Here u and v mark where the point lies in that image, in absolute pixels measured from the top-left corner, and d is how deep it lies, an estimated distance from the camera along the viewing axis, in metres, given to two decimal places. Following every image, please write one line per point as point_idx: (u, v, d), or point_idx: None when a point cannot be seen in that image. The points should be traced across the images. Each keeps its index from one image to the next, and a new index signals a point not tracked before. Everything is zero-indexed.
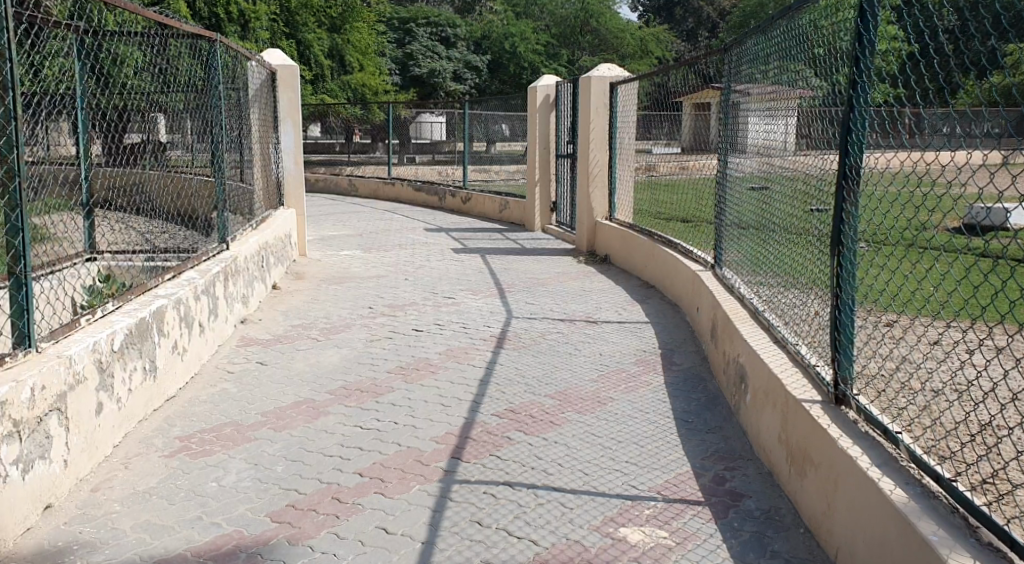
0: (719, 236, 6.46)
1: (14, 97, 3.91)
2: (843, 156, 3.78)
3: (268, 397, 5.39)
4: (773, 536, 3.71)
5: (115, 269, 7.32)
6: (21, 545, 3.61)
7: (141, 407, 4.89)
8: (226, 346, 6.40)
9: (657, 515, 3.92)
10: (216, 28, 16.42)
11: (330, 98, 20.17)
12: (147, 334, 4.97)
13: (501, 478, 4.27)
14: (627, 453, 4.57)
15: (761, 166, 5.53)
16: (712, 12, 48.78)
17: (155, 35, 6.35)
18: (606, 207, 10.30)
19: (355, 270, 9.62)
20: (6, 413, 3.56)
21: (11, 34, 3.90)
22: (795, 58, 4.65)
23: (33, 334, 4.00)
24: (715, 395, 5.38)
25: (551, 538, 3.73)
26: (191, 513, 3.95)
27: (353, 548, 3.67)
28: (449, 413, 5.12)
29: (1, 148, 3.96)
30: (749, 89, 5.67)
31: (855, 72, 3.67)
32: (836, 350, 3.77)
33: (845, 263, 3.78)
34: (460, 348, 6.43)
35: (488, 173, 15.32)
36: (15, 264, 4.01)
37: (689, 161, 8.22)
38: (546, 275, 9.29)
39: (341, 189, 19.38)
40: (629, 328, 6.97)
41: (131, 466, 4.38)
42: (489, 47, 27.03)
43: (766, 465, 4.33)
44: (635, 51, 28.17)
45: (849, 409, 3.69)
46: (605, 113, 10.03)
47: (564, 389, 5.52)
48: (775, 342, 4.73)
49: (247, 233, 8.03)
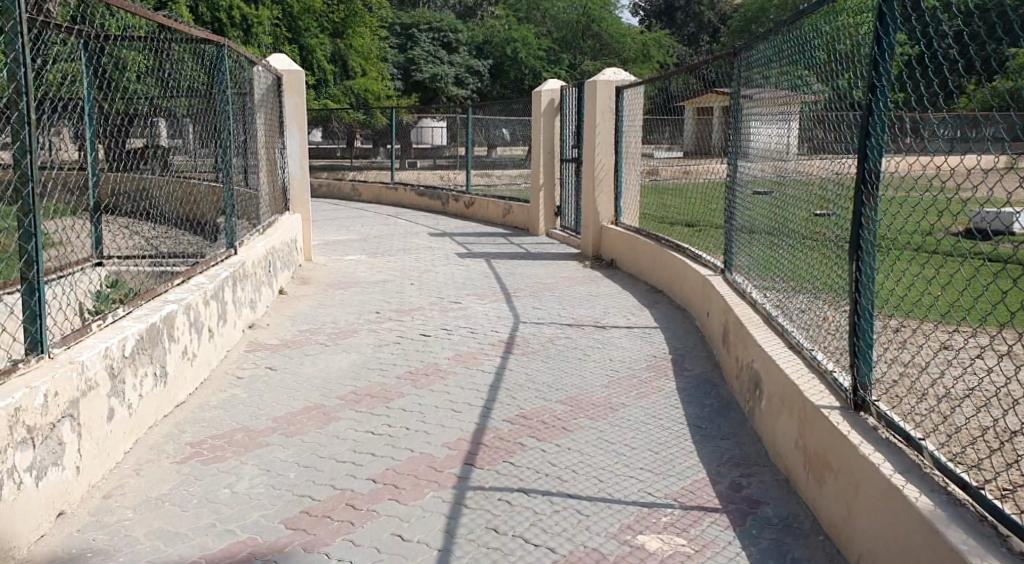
0: (729, 240, 6.42)
1: (29, 101, 3.90)
2: (861, 159, 3.70)
3: (278, 402, 5.37)
4: (793, 544, 3.68)
5: (124, 274, 7.25)
6: (35, 552, 3.58)
7: (152, 414, 4.86)
8: (234, 351, 6.38)
9: (674, 523, 3.89)
10: (218, 33, 16.44)
11: (333, 103, 20.25)
12: (158, 339, 4.95)
13: (514, 484, 4.24)
14: (642, 460, 4.54)
15: (770, 171, 5.48)
16: (714, 17, 48.81)
17: (163, 40, 6.32)
18: (612, 212, 10.22)
19: (361, 275, 9.61)
20: (20, 420, 3.54)
21: (25, 38, 3.87)
22: (803, 64, 4.62)
23: (46, 340, 3.98)
24: (729, 401, 5.36)
25: (568, 545, 3.70)
26: (205, 520, 3.92)
27: (369, 556, 3.65)
28: (460, 418, 5.10)
29: (14, 153, 3.92)
30: (756, 93, 5.62)
31: (874, 76, 3.59)
32: (856, 355, 3.72)
33: (864, 268, 3.70)
34: (469, 353, 6.42)
35: (490, 178, 15.85)
36: (28, 268, 3.96)
37: (691, 166, 8.39)
38: (552, 280, 9.26)
39: (344, 193, 19.38)
40: (639, 333, 6.95)
41: (143, 472, 4.36)
42: (490, 52, 27.24)
43: (782, 471, 4.29)
44: (636, 56, 28.06)
45: (869, 415, 3.65)
46: (611, 118, 9.97)
47: (574, 395, 5.49)
48: (789, 346, 4.69)
49: (252, 238, 7.99)
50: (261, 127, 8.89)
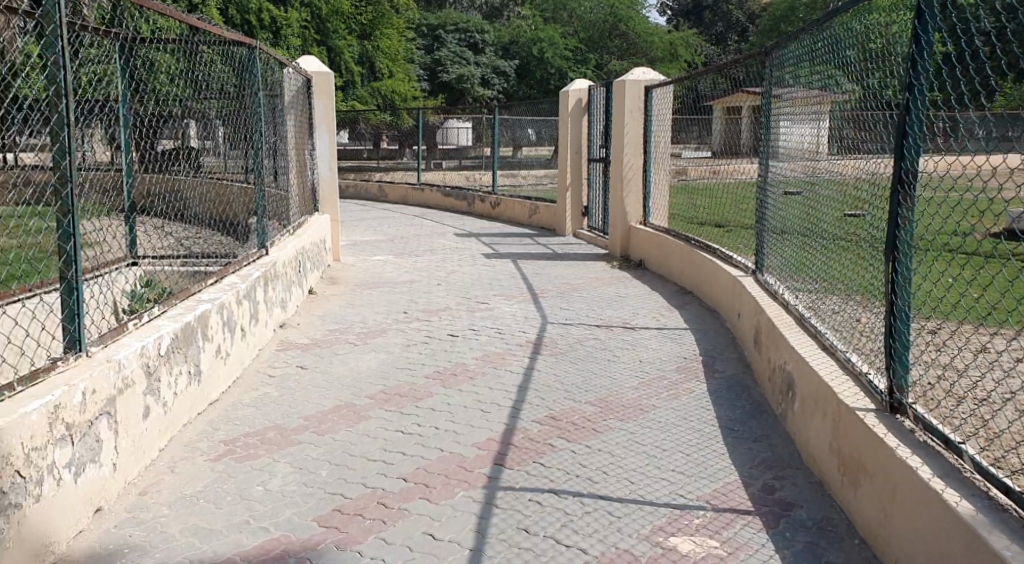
0: (760, 241, 6.36)
1: (69, 103, 3.96)
2: (899, 159, 3.64)
3: (309, 400, 5.41)
4: (828, 547, 3.65)
5: (157, 274, 7.32)
6: (74, 548, 3.63)
7: (187, 411, 4.91)
8: (265, 351, 6.43)
9: (707, 525, 3.87)
10: (248, 36, 16.59)
11: (360, 105, 20.36)
12: (192, 338, 4.99)
13: (545, 485, 4.24)
14: (673, 462, 4.52)
15: (803, 171, 5.42)
16: (743, 16, 48.40)
17: (196, 42, 6.38)
18: (641, 212, 10.18)
19: (389, 275, 9.66)
20: (60, 417, 3.59)
21: (65, 41, 3.93)
22: (837, 62, 4.56)
23: (83, 338, 4.03)
24: (760, 403, 5.32)
25: (599, 546, 3.70)
26: (239, 517, 3.96)
27: (401, 554, 3.66)
28: (489, 419, 5.11)
29: (54, 154, 3.98)
30: (789, 93, 5.56)
31: (912, 74, 3.53)
32: (892, 357, 3.68)
33: (901, 269, 3.66)
34: (497, 353, 6.43)
35: (517, 178, 15.85)
36: (67, 268, 4.01)
37: (719, 166, 8.38)
38: (580, 280, 9.25)
39: (371, 194, 19.48)
40: (668, 334, 6.92)
41: (177, 469, 4.41)
42: (517, 52, 27.23)
43: (815, 473, 4.26)
44: (664, 55, 27.89)
45: (905, 418, 3.61)
46: (639, 118, 9.98)
47: (604, 397, 5.49)
48: (822, 347, 4.64)
49: (282, 238, 8.04)
50: (290, 128, 8.94)
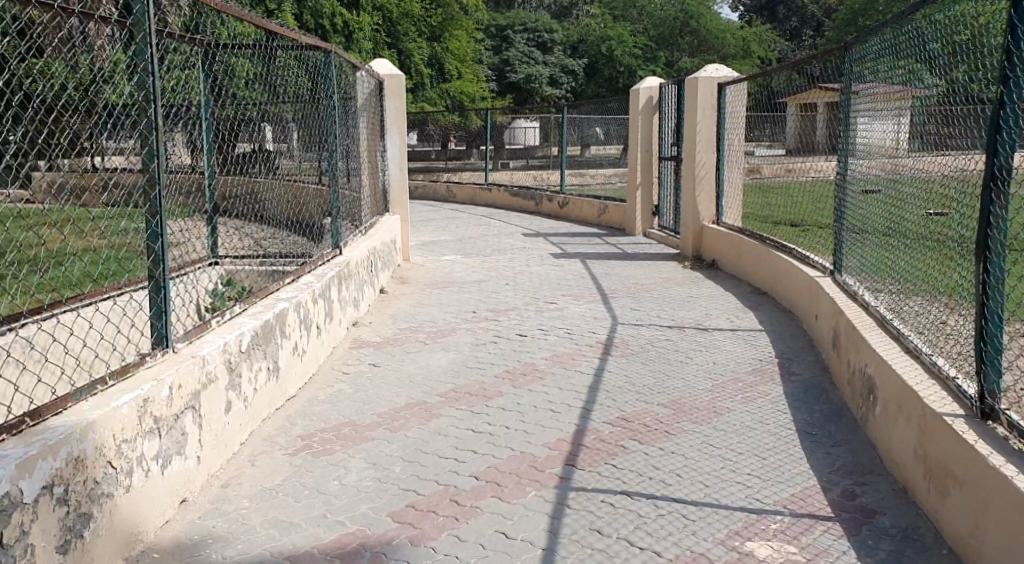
0: (839, 240, 6.22)
1: (157, 107, 4.08)
2: (990, 156, 3.52)
3: (382, 398, 5.48)
4: (911, 556, 3.56)
5: (237, 273, 7.50)
6: (161, 537, 3.74)
7: (266, 406, 5.02)
8: (338, 348, 6.54)
9: (784, 530, 3.80)
10: (321, 39, 16.89)
11: (430, 106, 20.55)
12: (271, 336, 5.10)
13: (618, 487, 4.22)
14: (749, 466, 4.45)
15: (886, 168, 5.27)
16: (819, 11, 47.32)
17: (273, 46, 6.52)
18: (713, 212, 10.02)
19: (458, 275, 9.72)
20: (148, 411, 3.71)
21: (153, 48, 4.06)
22: (921, 57, 4.43)
23: (170, 335, 4.17)
24: (838, 406, 5.21)
25: (674, 550, 3.67)
26: (316, 511, 4.03)
27: (475, 551, 3.69)
28: (560, 419, 5.10)
29: (144, 157, 4.10)
30: (870, 89, 5.42)
31: (1007, 67, 3.41)
32: (983, 361, 3.56)
33: (993, 270, 3.53)
34: (567, 353, 6.42)
35: (586, 178, 15.80)
36: (155, 266, 4.11)
37: (795, 164, 8.23)
38: (650, 281, 9.17)
39: (440, 195, 19.64)
40: (742, 336, 6.82)
41: (257, 463, 4.51)
42: (586, 51, 27.13)
43: (899, 480, 4.15)
44: (736, 52, 27.46)
45: (996, 424, 3.49)
46: (712, 115, 9.80)
47: (677, 399, 5.43)
48: (906, 350, 4.51)
49: (355, 238, 8.16)
50: (363, 130, 9.07)
